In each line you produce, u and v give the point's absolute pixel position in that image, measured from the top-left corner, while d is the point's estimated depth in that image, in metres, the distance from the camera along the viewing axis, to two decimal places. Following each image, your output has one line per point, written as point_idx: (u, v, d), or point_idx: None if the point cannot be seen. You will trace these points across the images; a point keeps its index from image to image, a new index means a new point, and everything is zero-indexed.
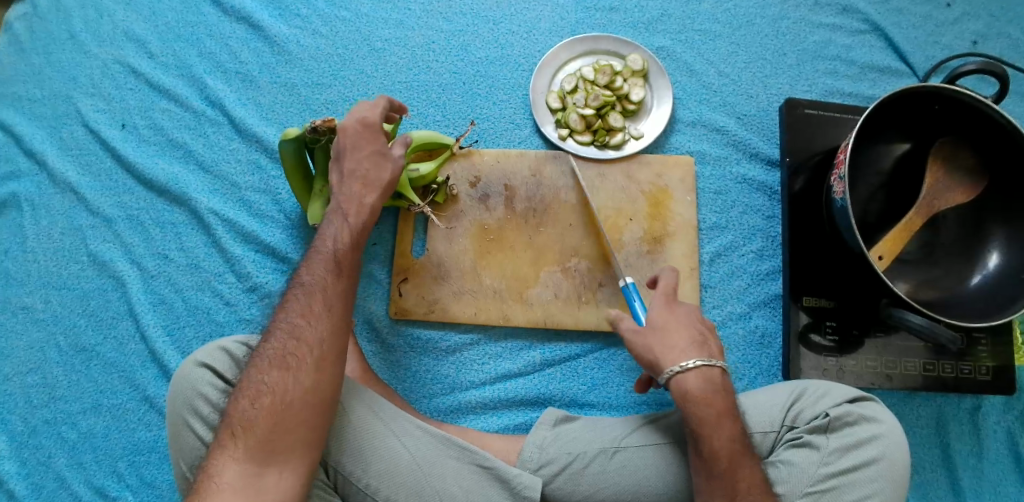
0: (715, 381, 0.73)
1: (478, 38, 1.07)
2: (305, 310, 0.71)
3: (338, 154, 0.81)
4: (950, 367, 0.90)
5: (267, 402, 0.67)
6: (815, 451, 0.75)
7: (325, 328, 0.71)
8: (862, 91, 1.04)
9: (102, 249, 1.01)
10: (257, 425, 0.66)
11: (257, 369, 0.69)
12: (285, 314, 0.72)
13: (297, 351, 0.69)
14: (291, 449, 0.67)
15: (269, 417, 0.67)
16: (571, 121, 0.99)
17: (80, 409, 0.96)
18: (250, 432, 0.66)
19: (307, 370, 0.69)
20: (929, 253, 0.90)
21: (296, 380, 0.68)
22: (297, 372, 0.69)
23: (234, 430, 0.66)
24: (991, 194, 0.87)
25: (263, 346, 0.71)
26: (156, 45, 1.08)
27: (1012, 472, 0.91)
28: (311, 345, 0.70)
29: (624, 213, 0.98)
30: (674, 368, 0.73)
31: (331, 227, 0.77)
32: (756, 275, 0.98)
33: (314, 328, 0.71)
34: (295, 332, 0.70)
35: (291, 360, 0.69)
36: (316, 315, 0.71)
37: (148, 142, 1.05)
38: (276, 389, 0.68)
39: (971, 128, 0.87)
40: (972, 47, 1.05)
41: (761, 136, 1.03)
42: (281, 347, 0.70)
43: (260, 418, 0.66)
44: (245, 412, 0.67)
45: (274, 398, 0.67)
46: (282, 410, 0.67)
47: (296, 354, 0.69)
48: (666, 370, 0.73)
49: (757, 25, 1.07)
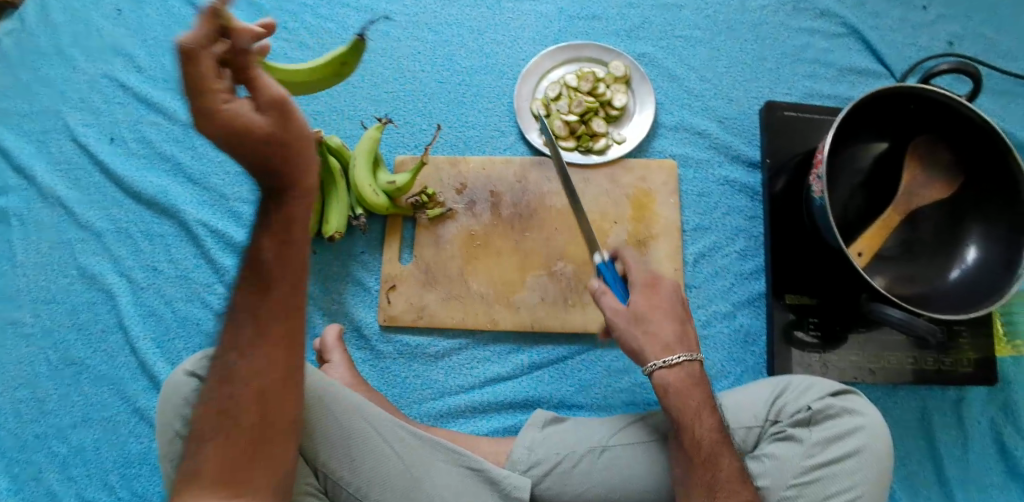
0: (692, 378, 0.75)
1: (463, 48, 1.08)
2: (236, 344, 0.66)
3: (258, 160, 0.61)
4: (932, 360, 0.92)
5: (210, 450, 0.63)
6: (798, 444, 0.76)
7: (265, 358, 0.66)
8: (841, 93, 1.06)
9: (92, 262, 1.01)
10: (205, 471, 0.62)
11: (210, 406, 0.65)
12: (243, 351, 0.66)
13: (238, 392, 0.65)
14: (250, 485, 0.63)
15: (217, 462, 0.63)
16: (556, 127, 1.01)
17: (70, 423, 0.96)
18: (200, 480, 0.62)
19: (256, 404, 0.65)
20: (909, 249, 0.91)
21: (238, 425, 0.64)
22: (239, 410, 0.65)
23: (184, 483, 0.62)
24: (967, 191, 0.89)
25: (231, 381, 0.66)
26: (144, 59, 1.09)
27: (997, 462, 0.93)
28: (247, 379, 0.65)
29: (609, 217, 0.99)
30: (657, 362, 0.74)
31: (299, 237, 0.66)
32: (740, 274, 0.99)
33: (253, 359, 0.66)
34: (230, 369, 0.66)
35: (232, 405, 0.65)
36: (246, 347, 0.66)
37: (136, 155, 1.06)
38: (220, 433, 0.64)
39: (946, 126, 0.89)
40: (948, 48, 1.07)
41: (742, 139, 1.05)
42: (220, 389, 0.65)
43: (206, 466, 0.63)
44: (191, 463, 0.63)
45: (218, 443, 0.64)
46: (229, 451, 0.63)
47: (233, 397, 0.65)
48: (649, 364, 0.75)
49: (736, 30, 1.09)
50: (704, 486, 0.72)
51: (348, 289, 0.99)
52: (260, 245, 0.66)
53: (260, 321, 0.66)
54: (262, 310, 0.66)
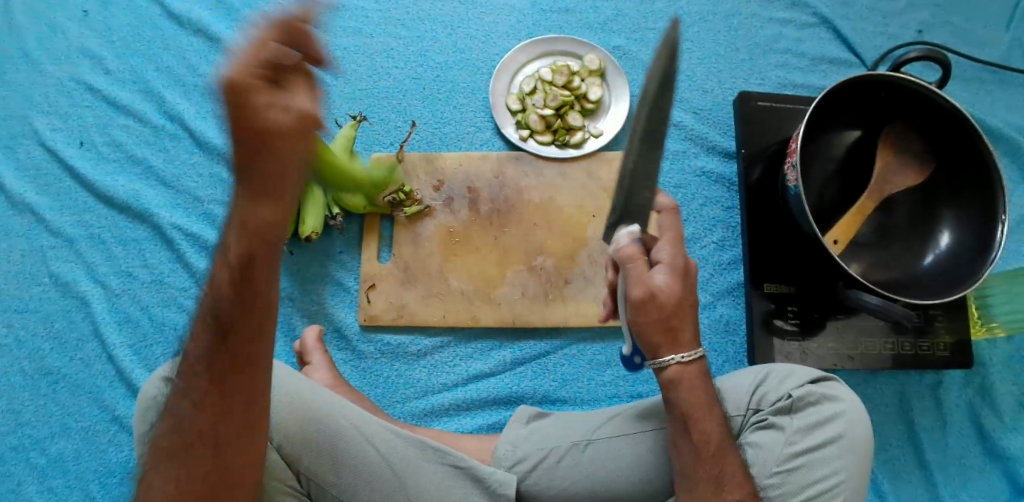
0: (698, 374, 0.71)
1: (437, 43, 1.08)
2: (188, 387, 0.58)
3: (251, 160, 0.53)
4: (909, 344, 0.93)
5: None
6: (780, 432, 0.77)
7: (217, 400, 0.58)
8: (813, 83, 1.07)
9: (64, 269, 1.00)
10: None
11: (157, 454, 0.58)
12: (191, 390, 0.58)
13: (188, 435, 0.57)
14: None
15: None
16: (532, 121, 1.01)
17: (48, 434, 0.95)
18: None
19: (208, 453, 0.58)
20: (883, 235, 0.92)
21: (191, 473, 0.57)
22: (189, 458, 0.57)
23: None
24: (939, 177, 0.91)
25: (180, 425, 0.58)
26: (112, 61, 1.07)
27: (974, 443, 0.94)
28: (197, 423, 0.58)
29: (588, 211, 0.99)
30: (675, 356, 0.68)
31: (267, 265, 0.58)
32: (718, 265, 1.00)
33: (204, 402, 0.58)
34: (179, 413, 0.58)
35: (182, 452, 0.57)
36: (197, 391, 0.58)
37: (107, 159, 1.04)
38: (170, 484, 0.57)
39: (917, 113, 0.90)
40: (917, 36, 1.08)
41: (717, 130, 1.05)
42: (167, 437, 0.58)
43: None
44: None
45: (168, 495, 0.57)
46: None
47: (184, 443, 0.58)
48: (667, 358, 0.69)
49: (709, 21, 1.09)
50: (713, 480, 0.70)
51: (327, 289, 0.98)
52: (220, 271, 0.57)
53: (215, 357, 0.58)
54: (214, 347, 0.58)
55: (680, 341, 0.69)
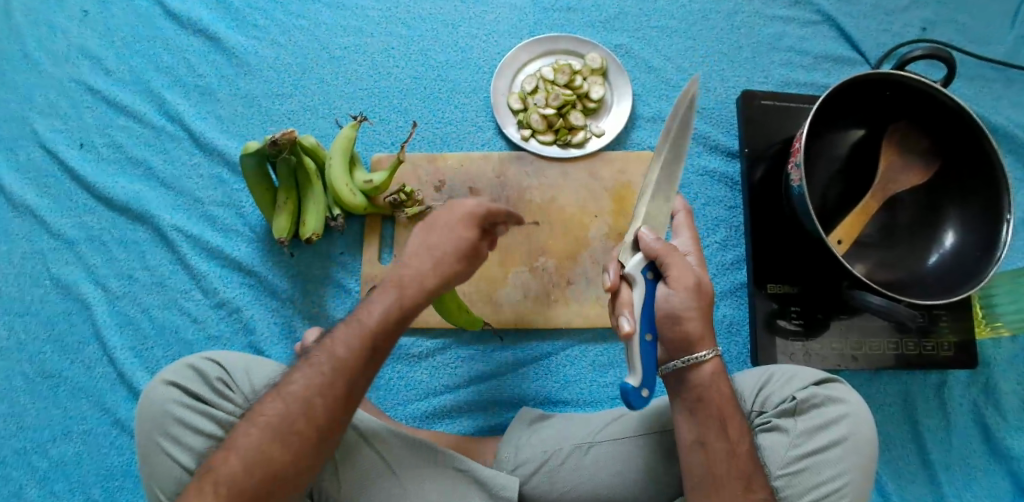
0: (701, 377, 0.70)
1: (438, 42, 1.07)
2: (288, 409, 0.67)
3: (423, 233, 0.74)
4: (914, 344, 0.92)
5: (255, 467, 0.65)
6: (784, 435, 0.76)
7: (328, 403, 0.67)
8: (817, 81, 1.06)
9: (65, 271, 0.99)
10: (245, 489, 0.64)
11: (258, 425, 0.67)
12: (312, 385, 0.68)
13: (296, 417, 0.67)
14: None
15: (258, 482, 0.65)
16: (533, 121, 1.00)
17: (50, 437, 0.94)
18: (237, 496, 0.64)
19: (284, 475, 0.66)
20: (888, 235, 0.92)
21: (288, 452, 0.66)
22: (293, 437, 0.66)
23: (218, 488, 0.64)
24: (945, 176, 0.90)
25: (292, 407, 0.67)
26: (112, 62, 1.07)
27: (979, 443, 0.94)
28: (305, 413, 0.67)
29: (590, 211, 0.99)
30: (698, 356, 0.67)
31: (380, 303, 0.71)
32: (722, 265, 0.99)
33: (296, 432, 0.66)
34: (296, 397, 0.67)
35: (288, 432, 0.66)
36: (297, 419, 0.67)
37: (107, 161, 1.03)
38: (267, 455, 0.65)
39: (922, 111, 0.90)
40: (921, 34, 1.08)
41: (720, 129, 1.05)
42: (277, 414, 0.67)
43: (247, 482, 0.65)
44: (227, 471, 0.65)
45: (263, 464, 0.65)
46: (271, 474, 0.65)
47: (291, 423, 0.66)
48: (695, 356, 0.68)
49: (711, 19, 1.09)
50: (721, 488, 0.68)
51: (329, 290, 0.98)
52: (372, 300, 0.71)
53: (341, 367, 0.68)
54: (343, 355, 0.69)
55: (689, 343, 0.67)
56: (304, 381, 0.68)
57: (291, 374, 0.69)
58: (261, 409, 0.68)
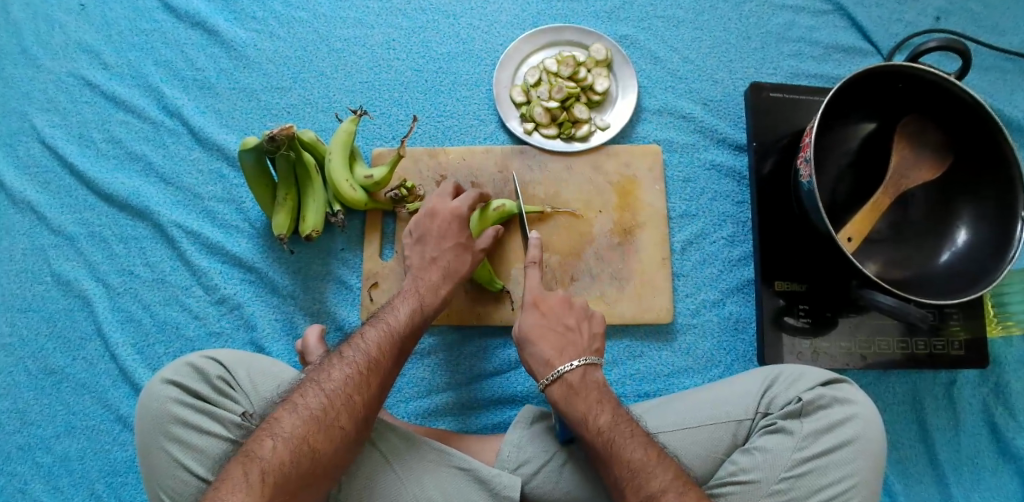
0: None
1: (439, 33, 1.05)
2: (329, 402, 0.71)
3: (431, 243, 0.87)
4: (923, 344, 0.91)
5: (299, 457, 0.67)
6: (789, 436, 0.75)
7: (368, 398, 0.73)
8: (827, 72, 1.04)
9: (66, 268, 0.99)
10: (290, 477, 0.66)
11: (295, 418, 0.69)
12: (350, 382, 0.73)
13: (338, 412, 0.71)
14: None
15: (300, 471, 0.67)
16: (537, 114, 0.98)
17: (53, 433, 0.94)
18: (283, 483, 0.66)
19: (322, 467, 0.69)
20: (899, 231, 0.90)
21: (328, 445, 0.69)
22: (335, 429, 0.70)
23: (265, 475, 0.65)
24: (959, 171, 0.87)
25: (333, 398, 0.71)
26: (110, 56, 1.05)
27: (988, 442, 0.92)
28: (345, 405, 0.71)
29: (594, 205, 0.97)
30: (544, 380, 0.79)
31: (403, 306, 0.83)
32: (728, 261, 0.98)
33: (339, 426, 0.70)
34: (336, 390, 0.72)
35: (330, 425, 0.70)
36: (339, 412, 0.71)
37: (106, 156, 1.02)
38: (311, 445, 0.68)
39: (937, 104, 0.87)
40: (935, 24, 1.05)
41: (727, 122, 1.03)
42: (319, 407, 0.71)
43: (293, 471, 0.67)
44: (270, 458, 0.66)
45: (306, 452, 0.68)
46: (314, 462, 0.68)
47: (333, 417, 0.70)
48: (541, 380, 0.80)
49: (719, 9, 1.06)
50: None
51: (330, 287, 0.97)
52: (397, 306, 0.83)
53: (380, 368, 0.75)
54: (381, 355, 0.76)
55: None
56: (345, 377, 0.73)
57: (323, 371, 0.74)
58: (300, 401, 0.71)
